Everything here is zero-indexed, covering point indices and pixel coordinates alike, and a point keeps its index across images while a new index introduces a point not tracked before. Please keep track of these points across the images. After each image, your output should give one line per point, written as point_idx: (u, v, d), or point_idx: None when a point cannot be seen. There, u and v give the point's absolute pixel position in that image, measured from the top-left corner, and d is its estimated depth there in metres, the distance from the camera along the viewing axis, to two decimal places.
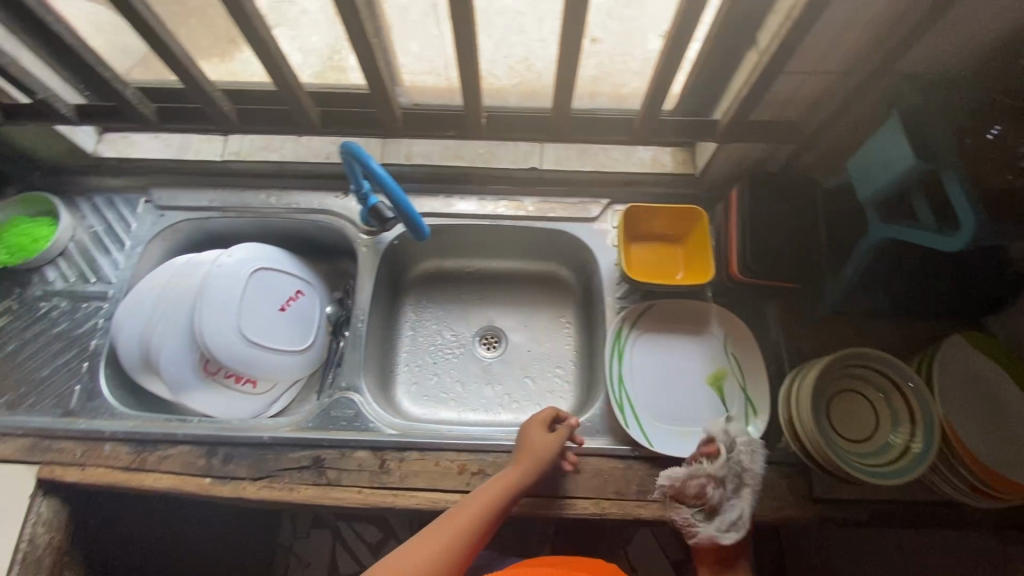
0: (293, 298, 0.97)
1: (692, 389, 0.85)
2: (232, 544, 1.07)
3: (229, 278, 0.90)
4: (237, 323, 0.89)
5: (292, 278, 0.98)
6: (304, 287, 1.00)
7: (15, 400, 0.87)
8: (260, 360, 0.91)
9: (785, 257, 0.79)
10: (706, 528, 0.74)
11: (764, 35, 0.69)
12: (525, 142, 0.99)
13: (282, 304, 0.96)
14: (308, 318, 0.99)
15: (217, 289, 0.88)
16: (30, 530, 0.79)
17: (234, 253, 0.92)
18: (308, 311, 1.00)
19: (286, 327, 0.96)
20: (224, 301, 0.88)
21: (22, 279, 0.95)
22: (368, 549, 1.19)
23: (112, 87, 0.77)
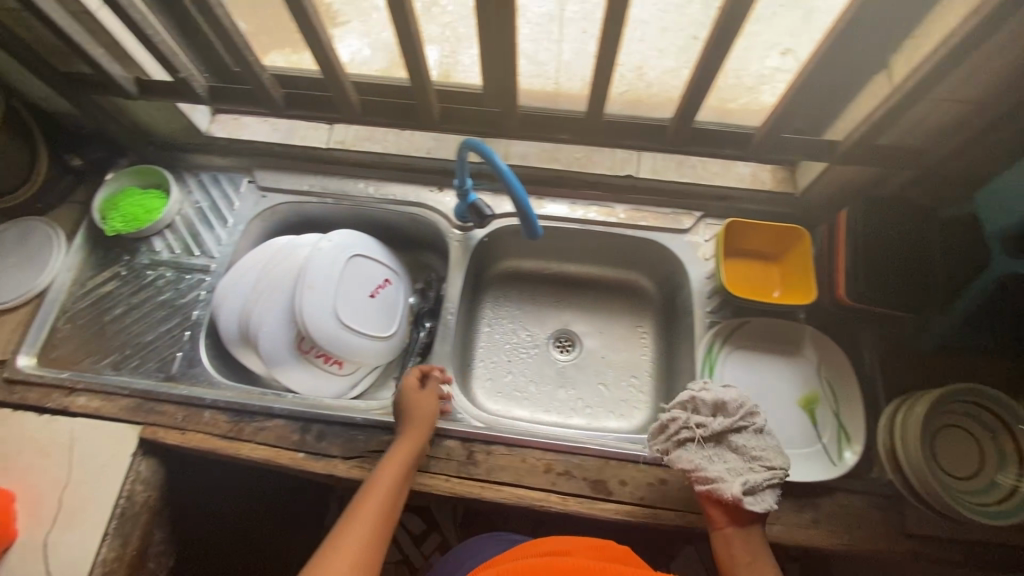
0: (382, 286, 0.99)
1: (782, 410, 0.85)
2: (287, 521, 1.11)
3: (328, 260, 0.92)
4: (333, 304, 0.91)
5: (383, 266, 1.00)
6: (392, 276, 1.01)
7: (120, 361, 0.91)
8: (350, 343, 0.93)
9: (896, 285, 0.77)
10: (719, 477, 0.69)
11: (901, 58, 0.69)
12: (622, 151, 1.00)
13: (373, 291, 0.98)
14: (394, 307, 1.01)
15: (317, 269, 0.91)
16: (129, 487, 0.82)
17: (334, 239, 0.95)
18: (394, 299, 1.01)
19: (375, 315, 0.97)
20: (323, 283, 0.91)
21: (131, 247, 0.99)
22: (411, 539, 1.23)
23: (250, 67, 0.76)
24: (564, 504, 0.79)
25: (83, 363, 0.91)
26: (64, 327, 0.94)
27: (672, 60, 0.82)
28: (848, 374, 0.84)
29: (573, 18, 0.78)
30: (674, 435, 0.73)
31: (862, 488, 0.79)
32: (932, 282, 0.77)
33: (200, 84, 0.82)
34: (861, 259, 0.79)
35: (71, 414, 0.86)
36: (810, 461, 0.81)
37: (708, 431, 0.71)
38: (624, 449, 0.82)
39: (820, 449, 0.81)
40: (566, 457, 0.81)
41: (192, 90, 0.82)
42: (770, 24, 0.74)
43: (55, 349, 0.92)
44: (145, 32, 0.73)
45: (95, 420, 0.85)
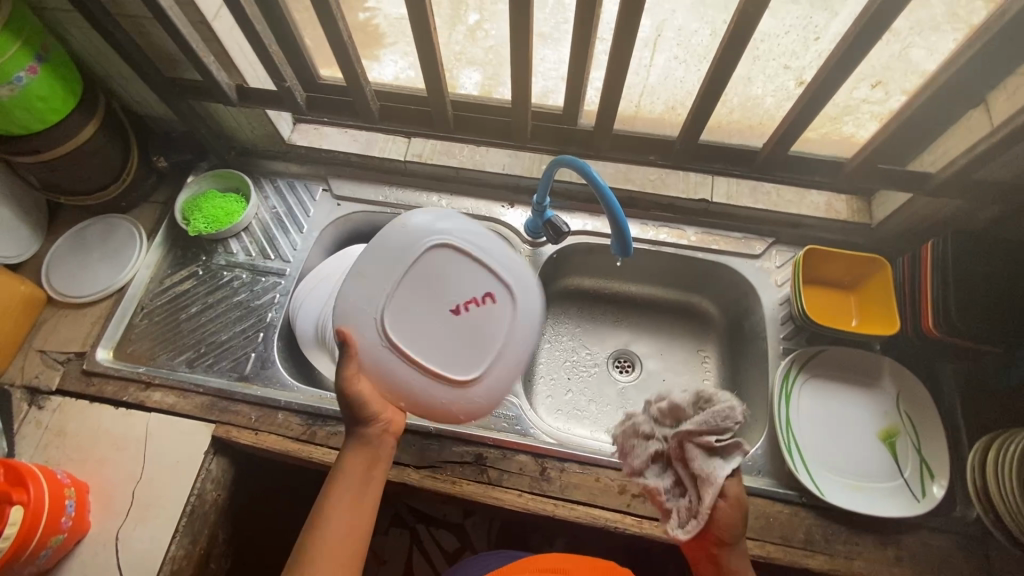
0: (474, 300, 0.72)
1: (861, 442, 0.83)
2: None
3: (422, 256, 0.72)
4: (417, 312, 0.71)
5: (484, 273, 0.72)
6: (497, 293, 0.72)
7: (194, 359, 0.92)
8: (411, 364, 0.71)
9: (992, 320, 0.76)
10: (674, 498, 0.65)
11: (1006, 95, 0.68)
12: (697, 173, 0.99)
13: (458, 303, 0.71)
14: (485, 334, 0.72)
15: (417, 264, 0.72)
16: (200, 485, 0.82)
17: (444, 228, 0.73)
18: (489, 321, 0.72)
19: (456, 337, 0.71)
20: (416, 282, 0.72)
21: (208, 247, 1.02)
22: (444, 555, 1.18)
23: (357, 80, 0.79)
24: (639, 527, 0.77)
25: (158, 359, 0.93)
26: (141, 322, 0.96)
27: (759, 88, 0.84)
28: (930, 409, 0.82)
29: (667, 43, 0.80)
30: (639, 439, 0.67)
31: (946, 527, 0.76)
32: None
33: (300, 93, 0.86)
34: (955, 291, 0.77)
35: (147, 409, 0.87)
36: (894, 496, 0.78)
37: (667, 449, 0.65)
38: None
39: (903, 484, 0.79)
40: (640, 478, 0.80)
41: (293, 100, 0.85)
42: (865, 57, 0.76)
43: (132, 344, 0.94)
44: (262, 42, 0.77)
45: (170, 416, 0.86)
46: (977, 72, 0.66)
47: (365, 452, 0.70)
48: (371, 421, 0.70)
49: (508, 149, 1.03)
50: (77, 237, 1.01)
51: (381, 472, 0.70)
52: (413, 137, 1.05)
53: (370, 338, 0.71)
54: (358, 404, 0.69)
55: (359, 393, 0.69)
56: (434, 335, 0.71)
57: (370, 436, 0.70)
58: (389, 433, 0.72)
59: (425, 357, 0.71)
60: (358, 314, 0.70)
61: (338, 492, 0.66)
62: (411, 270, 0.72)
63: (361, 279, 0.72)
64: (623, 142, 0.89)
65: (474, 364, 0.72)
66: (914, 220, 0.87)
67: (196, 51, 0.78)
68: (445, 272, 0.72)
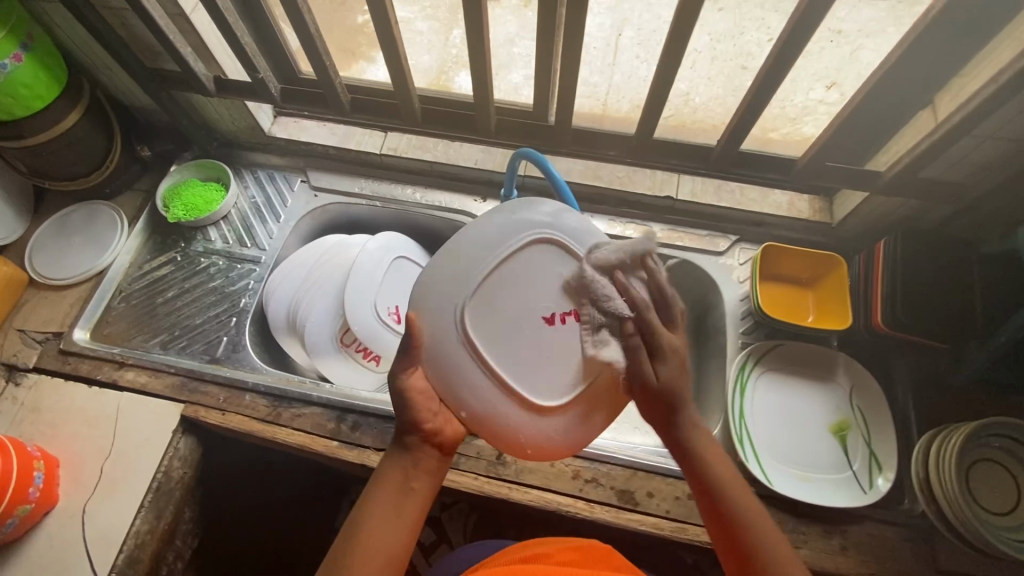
0: (569, 314, 0.61)
1: (812, 434, 0.85)
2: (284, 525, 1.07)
3: (560, 273, 0.61)
4: (516, 322, 0.60)
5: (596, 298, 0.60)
6: (602, 319, 0.61)
7: (168, 340, 0.95)
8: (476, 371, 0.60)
9: (936, 316, 0.77)
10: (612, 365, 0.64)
11: (947, 96, 0.70)
12: (663, 172, 1.02)
13: (552, 313, 0.60)
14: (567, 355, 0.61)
15: (528, 268, 0.61)
16: (167, 463, 0.84)
17: (570, 233, 0.62)
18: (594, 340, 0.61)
19: (545, 351, 0.61)
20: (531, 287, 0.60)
21: (187, 234, 1.05)
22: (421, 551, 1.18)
23: (327, 75, 0.83)
24: (590, 511, 0.79)
25: (134, 341, 0.95)
26: (119, 305, 0.99)
27: (720, 88, 0.87)
28: (881, 404, 0.83)
29: (628, 43, 0.89)
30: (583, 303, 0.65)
31: (894, 519, 0.77)
32: (973, 316, 0.77)
33: (274, 85, 0.89)
34: (901, 287, 0.79)
35: (118, 388, 0.90)
36: (840, 487, 0.80)
37: (613, 334, 0.60)
38: (655, 462, 0.81)
39: (851, 475, 0.81)
40: (594, 465, 0.81)
41: (267, 91, 0.88)
42: (815, 57, 0.83)
43: (108, 326, 0.97)
44: (235, 34, 0.80)
45: (141, 395, 0.89)
46: (914, 74, 0.68)
47: (405, 461, 0.60)
48: (411, 426, 0.61)
49: (481, 145, 1.06)
50: (61, 222, 1.04)
51: (422, 486, 0.59)
52: (389, 132, 1.08)
53: (440, 324, 0.60)
54: (403, 405, 0.61)
55: (409, 392, 0.61)
56: (523, 352, 0.60)
57: (412, 445, 0.61)
58: (433, 445, 0.61)
59: (517, 382, 0.61)
60: (436, 300, 0.60)
61: (374, 507, 0.57)
62: (491, 275, 0.60)
63: (435, 285, 0.61)
64: (583, 138, 0.89)
65: (559, 387, 0.61)
66: (870, 219, 0.89)
67: (173, 43, 0.81)
68: (539, 279, 0.61)
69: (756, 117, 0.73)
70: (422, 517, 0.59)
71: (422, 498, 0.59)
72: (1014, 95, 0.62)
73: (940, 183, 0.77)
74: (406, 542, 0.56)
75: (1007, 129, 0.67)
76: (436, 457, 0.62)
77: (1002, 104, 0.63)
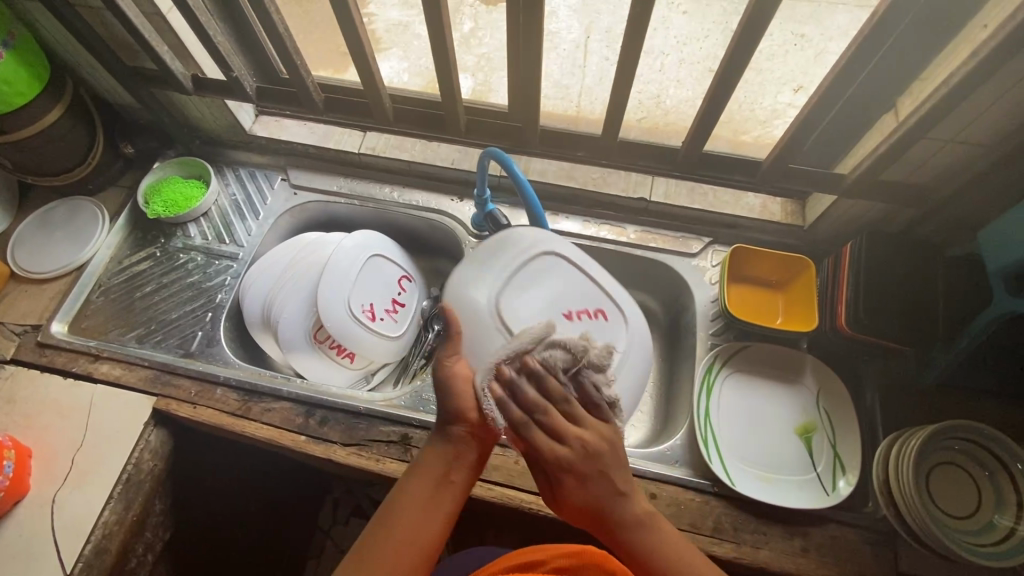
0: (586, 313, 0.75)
1: (778, 436, 0.85)
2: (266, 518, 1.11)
3: (573, 278, 0.77)
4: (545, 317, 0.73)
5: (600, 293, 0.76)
6: (609, 311, 0.75)
7: (144, 334, 0.96)
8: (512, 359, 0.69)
9: (899, 318, 0.77)
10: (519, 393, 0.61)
11: (908, 98, 0.70)
12: (637, 174, 1.02)
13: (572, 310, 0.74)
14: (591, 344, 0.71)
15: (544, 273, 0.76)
16: (137, 455, 0.85)
17: (572, 250, 0.79)
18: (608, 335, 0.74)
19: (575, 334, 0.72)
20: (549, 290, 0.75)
21: (167, 231, 1.06)
22: None
23: (298, 71, 0.86)
24: (552, 509, 0.79)
25: (110, 335, 0.97)
26: (98, 299, 1.00)
27: (688, 90, 0.89)
28: (847, 407, 0.83)
29: (597, 46, 0.95)
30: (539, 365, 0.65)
31: (856, 522, 0.77)
32: (936, 319, 0.77)
33: (250, 84, 0.92)
34: (864, 289, 0.79)
35: (93, 380, 0.91)
36: (803, 489, 0.81)
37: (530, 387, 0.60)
38: None
39: (815, 477, 0.81)
40: None
41: (242, 89, 0.91)
42: (780, 60, 0.88)
43: (86, 319, 0.98)
44: (207, 33, 0.83)
45: (114, 388, 0.90)
46: (870, 76, 0.69)
47: (448, 451, 0.61)
48: (456, 418, 0.62)
49: (458, 146, 1.07)
50: (43, 217, 1.06)
51: (463, 477, 0.61)
52: (368, 131, 1.09)
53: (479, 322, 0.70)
54: (449, 393, 0.63)
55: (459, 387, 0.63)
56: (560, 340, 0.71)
57: (457, 438, 0.62)
58: (477, 436, 0.63)
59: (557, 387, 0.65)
60: (472, 298, 0.72)
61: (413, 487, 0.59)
62: (516, 277, 0.75)
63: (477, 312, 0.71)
64: (553, 139, 0.90)
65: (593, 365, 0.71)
66: (840, 221, 0.89)
67: (148, 41, 0.83)
68: (557, 286, 0.76)
69: (718, 118, 0.74)
70: (458, 506, 0.60)
71: (460, 488, 0.60)
72: (963, 97, 0.62)
73: (900, 185, 0.78)
74: (440, 529, 0.58)
75: (964, 131, 0.67)
76: (481, 448, 0.63)
77: (952, 107, 0.63)
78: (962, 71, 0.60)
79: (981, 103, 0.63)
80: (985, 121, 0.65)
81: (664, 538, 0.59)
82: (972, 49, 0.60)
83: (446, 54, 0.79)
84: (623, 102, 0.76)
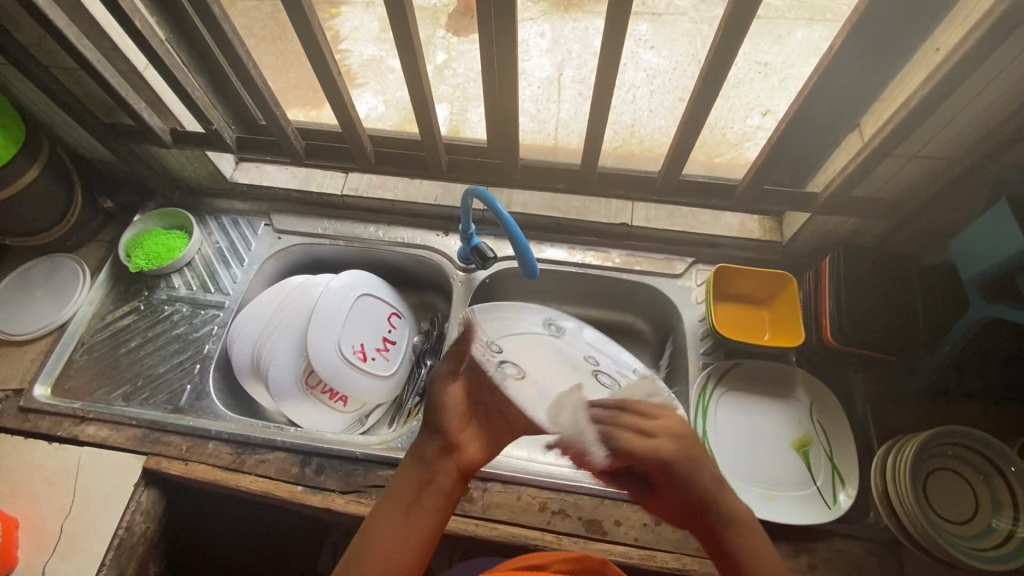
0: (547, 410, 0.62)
1: (775, 451, 0.85)
2: None
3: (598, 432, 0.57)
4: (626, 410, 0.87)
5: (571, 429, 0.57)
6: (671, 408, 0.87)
7: (130, 391, 0.94)
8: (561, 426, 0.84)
9: (880, 329, 0.79)
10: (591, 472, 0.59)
11: (870, 119, 0.74)
12: (617, 200, 1.04)
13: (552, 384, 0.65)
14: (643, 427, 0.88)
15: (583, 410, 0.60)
16: (129, 518, 0.83)
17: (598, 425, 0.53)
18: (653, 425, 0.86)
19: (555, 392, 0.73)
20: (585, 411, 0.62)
21: (150, 283, 1.05)
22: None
23: (277, 120, 0.88)
24: (559, 544, 0.78)
25: (95, 393, 0.95)
26: (81, 357, 0.98)
27: (661, 118, 0.92)
28: (840, 417, 0.85)
29: (570, 82, 0.96)
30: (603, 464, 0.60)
31: (861, 534, 0.77)
32: (917, 326, 0.79)
33: (228, 135, 0.94)
34: (843, 302, 0.81)
35: (79, 443, 0.89)
36: (804, 504, 0.80)
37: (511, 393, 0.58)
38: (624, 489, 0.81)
39: (815, 491, 0.81)
40: (561, 496, 0.81)
41: (222, 140, 0.93)
42: (747, 87, 0.88)
43: (70, 379, 0.96)
44: (186, 90, 0.85)
45: (103, 450, 0.88)
46: (830, 99, 0.73)
47: (424, 470, 0.58)
48: (434, 434, 0.60)
49: (440, 181, 1.09)
50: (24, 276, 1.04)
51: (433, 501, 0.57)
52: (349, 172, 1.10)
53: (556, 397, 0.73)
54: (438, 413, 0.60)
55: (443, 399, 0.61)
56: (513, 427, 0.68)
57: (437, 456, 0.59)
58: (453, 462, 0.59)
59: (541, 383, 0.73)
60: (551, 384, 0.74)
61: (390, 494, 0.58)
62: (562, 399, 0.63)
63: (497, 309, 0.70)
64: (534, 172, 0.93)
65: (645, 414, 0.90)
66: (817, 236, 0.92)
67: (127, 99, 0.85)
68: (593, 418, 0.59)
69: (692, 140, 0.79)
70: (431, 536, 0.56)
71: (439, 508, 0.58)
72: (918, 119, 0.65)
73: (871, 201, 0.81)
74: (414, 559, 0.55)
75: (923, 148, 0.70)
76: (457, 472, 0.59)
77: (911, 129, 0.67)
78: (918, 96, 0.64)
79: (934, 124, 0.67)
80: (938, 138, 0.68)
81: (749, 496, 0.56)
82: (925, 76, 0.63)
83: (422, 93, 0.81)
84: (601, 128, 0.79)
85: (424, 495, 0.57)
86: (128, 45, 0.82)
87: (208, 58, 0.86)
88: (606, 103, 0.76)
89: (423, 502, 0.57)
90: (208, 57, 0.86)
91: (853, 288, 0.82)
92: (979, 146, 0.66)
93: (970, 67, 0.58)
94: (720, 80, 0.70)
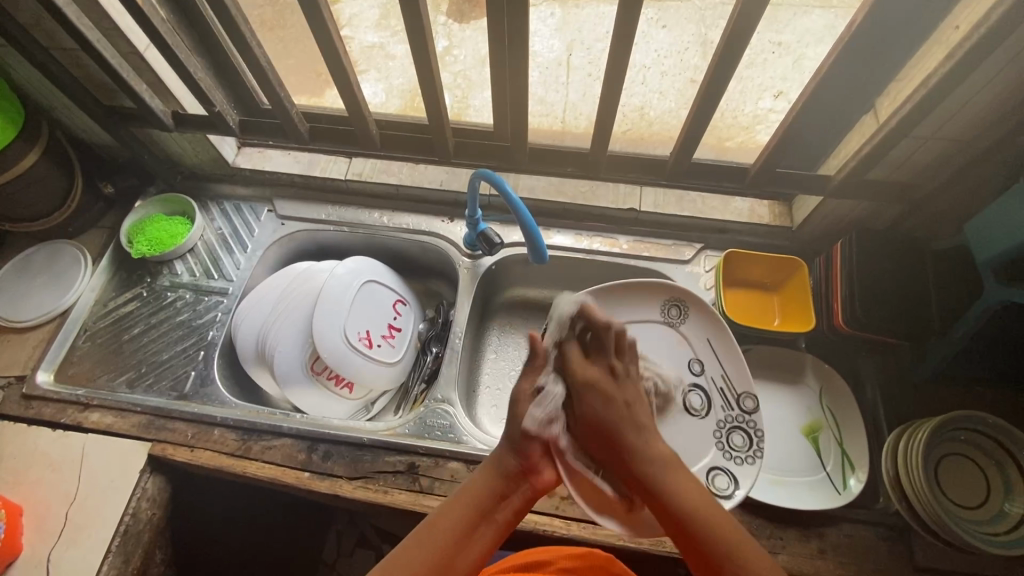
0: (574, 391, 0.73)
1: (784, 436, 0.85)
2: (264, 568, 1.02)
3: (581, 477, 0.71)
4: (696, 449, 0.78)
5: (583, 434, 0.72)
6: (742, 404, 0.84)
7: (134, 378, 0.94)
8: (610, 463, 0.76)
9: (893, 314, 0.78)
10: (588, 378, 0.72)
11: (886, 99, 0.73)
12: (625, 185, 1.02)
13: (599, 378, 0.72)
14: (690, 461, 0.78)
15: None
16: (134, 505, 0.82)
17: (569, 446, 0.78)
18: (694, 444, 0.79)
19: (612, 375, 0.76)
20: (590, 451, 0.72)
21: (152, 270, 1.04)
22: None
23: (281, 102, 0.87)
24: (565, 529, 0.78)
25: (98, 380, 0.94)
26: (84, 344, 0.97)
27: (671, 101, 0.91)
28: (850, 403, 0.84)
29: (579, 63, 0.92)
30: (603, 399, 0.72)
31: (872, 519, 0.77)
32: (930, 311, 0.78)
33: (231, 118, 0.93)
34: (856, 287, 0.80)
35: (83, 430, 0.88)
36: (813, 490, 0.80)
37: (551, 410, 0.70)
38: None
39: (825, 477, 0.81)
40: None
41: (224, 123, 0.91)
42: (759, 68, 0.85)
43: (73, 366, 0.95)
44: (189, 70, 0.83)
45: (107, 437, 0.87)
46: (846, 79, 0.71)
47: (498, 486, 0.64)
48: (516, 453, 0.66)
49: (445, 167, 1.07)
50: (25, 263, 1.03)
51: (506, 516, 0.64)
52: (353, 157, 1.08)
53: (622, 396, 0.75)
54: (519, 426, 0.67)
55: (528, 418, 0.68)
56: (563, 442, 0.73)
57: (516, 474, 0.65)
58: (529, 483, 0.66)
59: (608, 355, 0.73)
60: None
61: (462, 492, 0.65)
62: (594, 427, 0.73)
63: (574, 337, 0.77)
64: (542, 156, 0.92)
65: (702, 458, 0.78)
66: (828, 221, 0.91)
67: (127, 81, 0.84)
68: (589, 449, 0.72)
69: (705, 122, 0.77)
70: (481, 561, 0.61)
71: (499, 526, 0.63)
72: (937, 98, 0.64)
73: (886, 184, 0.80)
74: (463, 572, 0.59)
75: (941, 129, 0.69)
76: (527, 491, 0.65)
77: (930, 109, 0.65)
78: (939, 74, 0.62)
79: (954, 104, 0.66)
80: (957, 119, 0.67)
81: (662, 447, 0.64)
82: (946, 53, 0.62)
83: (430, 73, 0.79)
84: (613, 109, 0.78)
85: (489, 508, 0.63)
86: (129, 24, 0.80)
87: (210, 37, 0.84)
88: (619, 84, 0.74)
89: (488, 514, 0.63)
90: (210, 37, 0.84)
91: (865, 273, 0.81)
92: (999, 126, 0.65)
93: (994, 44, 0.57)
94: (737, 59, 0.68)
